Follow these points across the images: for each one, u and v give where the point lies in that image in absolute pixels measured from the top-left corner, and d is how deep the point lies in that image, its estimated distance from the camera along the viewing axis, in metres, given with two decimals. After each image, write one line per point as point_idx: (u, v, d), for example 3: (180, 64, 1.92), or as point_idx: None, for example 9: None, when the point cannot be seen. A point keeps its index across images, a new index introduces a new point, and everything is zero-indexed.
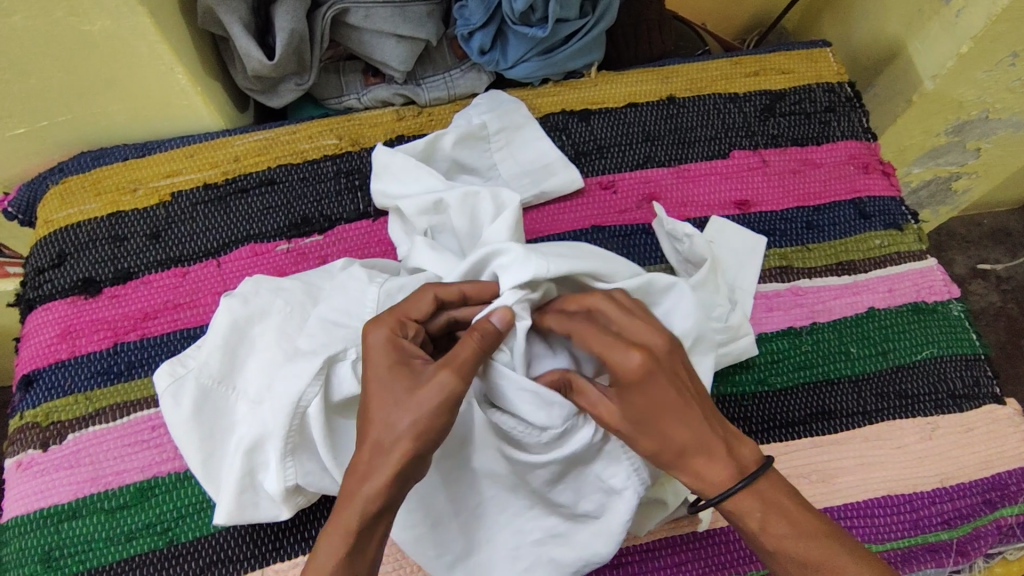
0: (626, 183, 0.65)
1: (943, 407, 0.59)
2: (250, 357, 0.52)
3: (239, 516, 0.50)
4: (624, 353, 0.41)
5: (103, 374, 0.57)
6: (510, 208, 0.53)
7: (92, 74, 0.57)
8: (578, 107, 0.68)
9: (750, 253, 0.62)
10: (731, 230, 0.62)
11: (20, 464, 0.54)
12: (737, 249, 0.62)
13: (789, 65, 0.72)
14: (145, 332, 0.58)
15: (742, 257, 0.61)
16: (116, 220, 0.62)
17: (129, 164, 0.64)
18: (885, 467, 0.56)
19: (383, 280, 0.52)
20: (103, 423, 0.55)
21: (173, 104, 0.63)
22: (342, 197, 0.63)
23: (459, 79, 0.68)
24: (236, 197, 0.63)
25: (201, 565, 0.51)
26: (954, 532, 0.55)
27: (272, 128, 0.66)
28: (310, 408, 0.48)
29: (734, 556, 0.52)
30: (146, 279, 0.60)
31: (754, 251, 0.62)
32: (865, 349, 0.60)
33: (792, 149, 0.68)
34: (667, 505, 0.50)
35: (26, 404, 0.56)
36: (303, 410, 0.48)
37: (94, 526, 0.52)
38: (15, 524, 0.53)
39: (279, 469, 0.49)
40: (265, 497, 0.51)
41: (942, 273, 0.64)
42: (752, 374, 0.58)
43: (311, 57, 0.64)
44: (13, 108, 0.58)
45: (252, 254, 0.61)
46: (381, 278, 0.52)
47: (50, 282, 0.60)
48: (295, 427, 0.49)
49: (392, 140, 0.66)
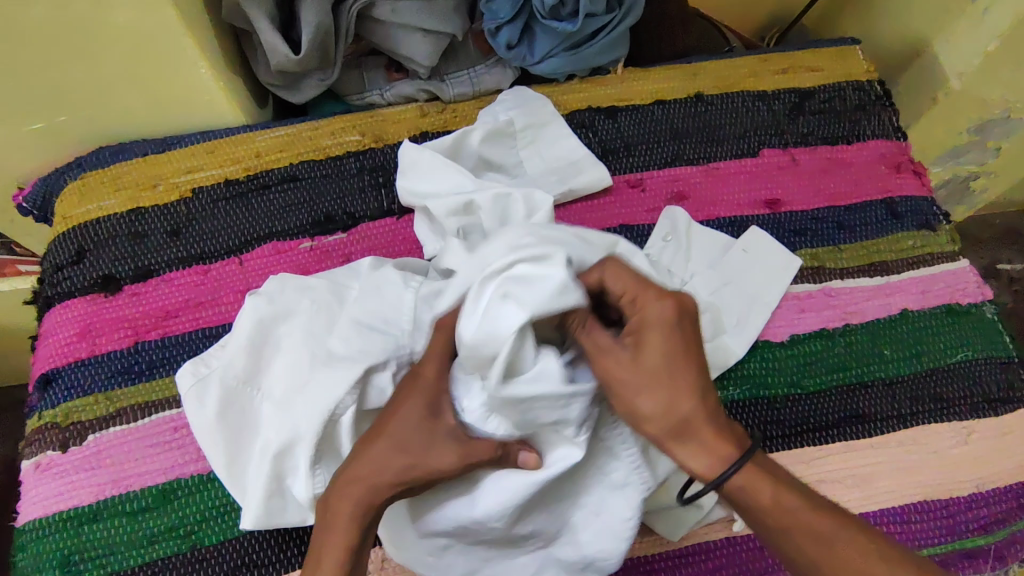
0: (654, 181, 0.64)
1: (979, 411, 0.58)
2: (276, 358, 0.51)
3: (267, 521, 0.49)
4: (657, 300, 0.41)
5: (124, 374, 0.55)
6: (544, 213, 0.54)
7: (114, 68, 0.56)
8: (605, 104, 0.67)
9: (781, 270, 0.60)
10: (765, 244, 0.61)
11: (38, 465, 0.53)
12: (770, 265, 0.60)
13: (818, 62, 0.71)
14: (166, 331, 0.57)
15: (772, 273, 0.60)
16: (136, 216, 0.61)
17: (148, 160, 0.62)
18: (921, 472, 0.55)
19: (419, 284, 0.51)
20: (124, 423, 0.54)
21: (195, 98, 0.62)
22: (366, 194, 0.62)
23: (484, 75, 0.67)
24: (258, 194, 0.62)
25: (226, 570, 0.50)
26: (991, 537, 0.54)
27: (294, 124, 0.65)
28: (344, 417, 0.47)
29: (769, 562, 0.51)
30: (167, 277, 0.59)
31: (786, 270, 0.60)
32: (899, 351, 0.59)
33: (822, 148, 0.67)
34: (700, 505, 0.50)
35: (45, 404, 0.55)
36: (336, 418, 0.47)
37: (116, 529, 0.51)
38: (34, 527, 0.51)
39: (307, 477, 0.47)
40: (291, 501, 0.49)
41: (974, 274, 0.63)
42: (784, 377, 0.57)
43: (335, 52, 0.63)
44: (32, 102, 0.57)
45: (275, 252, 0.60)
46: (417, 282, 0.51)
47: (69, 280, 0.59)
48: (325, 433, 0.48)
49: (416, 135, 0.65)
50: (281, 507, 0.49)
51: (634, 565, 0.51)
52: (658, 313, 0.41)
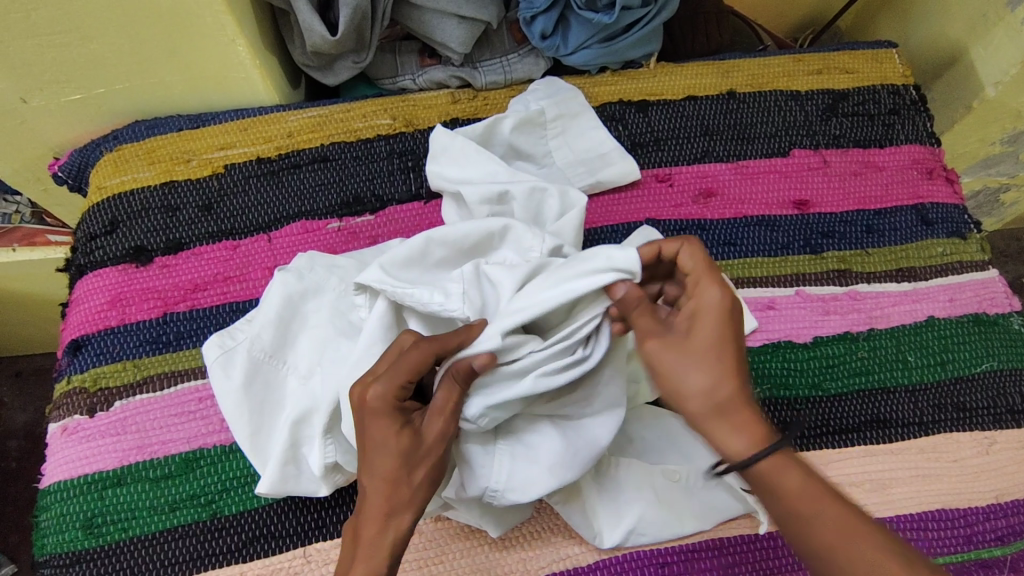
0: (682, 177, 0.64)
1: (1002, 422, 0.57)
2: (303, 334, 0.52)
3: (280, 488, 0.49)
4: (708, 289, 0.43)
5: (152, 344, 0.56)
6: (576, 212, 0.54)
7: (153, 43, 0.57)
8: (636, 97, 0.67)
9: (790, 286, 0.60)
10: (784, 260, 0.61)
11: (65, 429, 0.54)
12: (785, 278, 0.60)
13: (853, 64, 0.70)
14: (194, 303, 0.58)
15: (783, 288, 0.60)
16: (169, 189, 0.62)
17: (183, 134, 0.63)
18: (940, 480, 0.55)
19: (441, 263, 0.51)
20: (150, 391, 0.55)
21: (230, 76, 0.63)
22: (395, 178, 0.63)
23: (517, 64, 0.67)
24: (289, 172, 0.62)
25: (243, 540, 0.51)
26: (1008, 549, 0.53)
27: (326, 105, 0.66)
28: None
29: (780, 562, 0.51)
30: (197, 250, 0.60)
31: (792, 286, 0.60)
32: (923, 358, 0.58)
33: (854, 150, 0.66)
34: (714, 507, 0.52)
35: (74, 368, 0.56)
36: None
37: (139, 494, 0.52)
38: (59, 489, 0.53)
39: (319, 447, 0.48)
40: (307, 472, 0.50)
41: (1003, 284, 0.63)
42: (806, 379, 0.57)
43: (371, 35, 0.64)
44: (73, 74, 0.58)
45: (303, 231, 0.61)
46: None
47: (101, 249, 0.60)
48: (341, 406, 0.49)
49: (447, 122, 0.65)
50: (295, 477, 0.49)
51: (646, 558, 0.51)
52: (709, 301, 0.43)
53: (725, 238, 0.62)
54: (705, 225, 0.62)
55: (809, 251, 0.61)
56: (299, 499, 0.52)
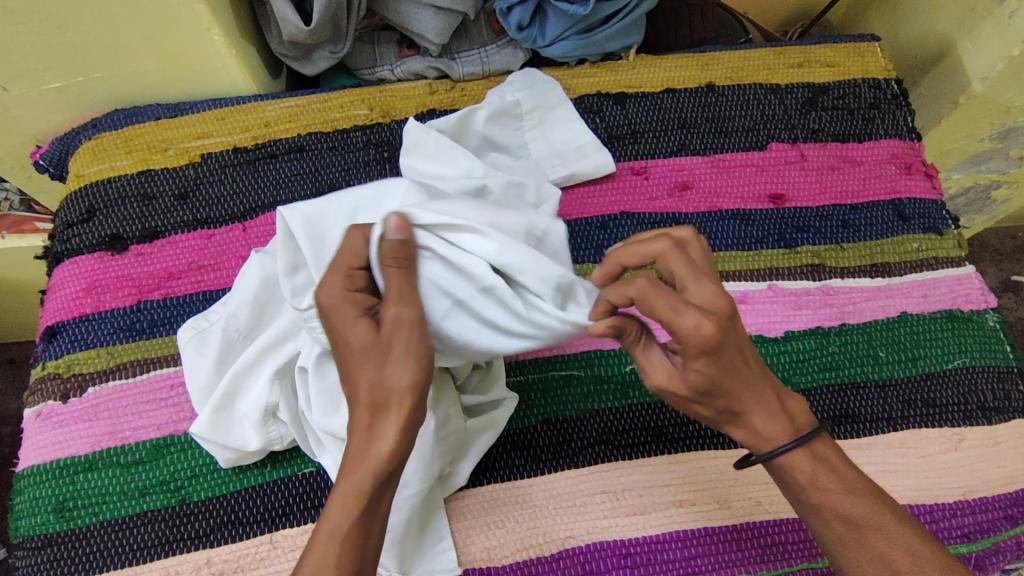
0: (658, 170, 0.63)
1: (972, 418, 0.57)
2: (274, 314, 0.53)
3: (236, 459, 0.52)
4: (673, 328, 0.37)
5: (126, 331, 0.57)
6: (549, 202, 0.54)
7: (128, 33, 0.57)
8: (614, 90, 0.66)
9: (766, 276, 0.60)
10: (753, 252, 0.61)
11: (39, 414, 0.55)
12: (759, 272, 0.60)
13: (834, 58, 0.70)
14: (168, 291, 0.58)
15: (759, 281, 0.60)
16: (145, 178, 0.62)
17: (160, 123, 0.64)
18: (908, 475, 0.54)
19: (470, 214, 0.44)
20: (123, 378, 0.55)
21: (208, 65, 0.63)
22: (370, 168, 0.63)
23: (495, 55, 0.68)
24: (265, 162, 0.63)
25: (211, 525, 0.52)
26: (974, 546, 0.53)
27: (304, 95, 0.66)
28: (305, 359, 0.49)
29: (745, 555, 0.51)
30: (171, 238, 0.60)
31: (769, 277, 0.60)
32: (895, 354, 0.58)
33: (831, 145, 0.66)
34: (671, 509, 0.52)
35: (50, 355, 0.57)
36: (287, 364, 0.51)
37: (110, 480, 0.53)
38: (32, 473, 0.53)
39: (262, 429, 0.51)
40: (238, 424, 0.51)
41: (980, 281, 0.62)
42: (775, 373, 0.57)
43: (347, 25, 0.64)
44: (49, 62, 0.58)
45: (278, 221, 0.61)
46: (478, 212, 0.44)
47: (78, 237, 0.60)
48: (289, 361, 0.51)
49: (424, 113, 0.65)
50: (252, 455, 0.52)
51: (608, 548, 0.51)
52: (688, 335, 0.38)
53: (700, 231, 0.61)
54: (681, 217, 0.62)
55: (784, 245, 0.61)
56: (266, 487, 0.53)
